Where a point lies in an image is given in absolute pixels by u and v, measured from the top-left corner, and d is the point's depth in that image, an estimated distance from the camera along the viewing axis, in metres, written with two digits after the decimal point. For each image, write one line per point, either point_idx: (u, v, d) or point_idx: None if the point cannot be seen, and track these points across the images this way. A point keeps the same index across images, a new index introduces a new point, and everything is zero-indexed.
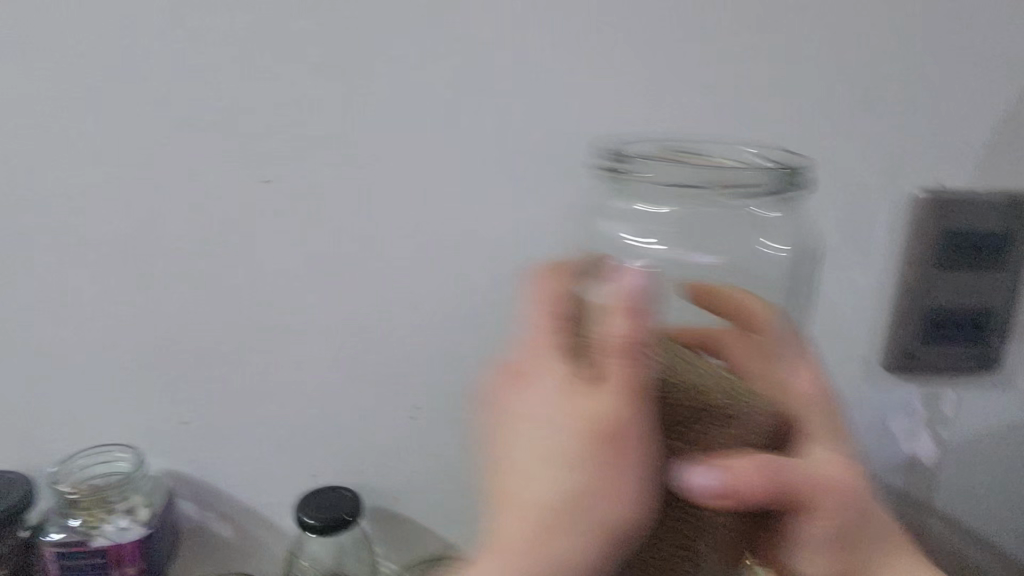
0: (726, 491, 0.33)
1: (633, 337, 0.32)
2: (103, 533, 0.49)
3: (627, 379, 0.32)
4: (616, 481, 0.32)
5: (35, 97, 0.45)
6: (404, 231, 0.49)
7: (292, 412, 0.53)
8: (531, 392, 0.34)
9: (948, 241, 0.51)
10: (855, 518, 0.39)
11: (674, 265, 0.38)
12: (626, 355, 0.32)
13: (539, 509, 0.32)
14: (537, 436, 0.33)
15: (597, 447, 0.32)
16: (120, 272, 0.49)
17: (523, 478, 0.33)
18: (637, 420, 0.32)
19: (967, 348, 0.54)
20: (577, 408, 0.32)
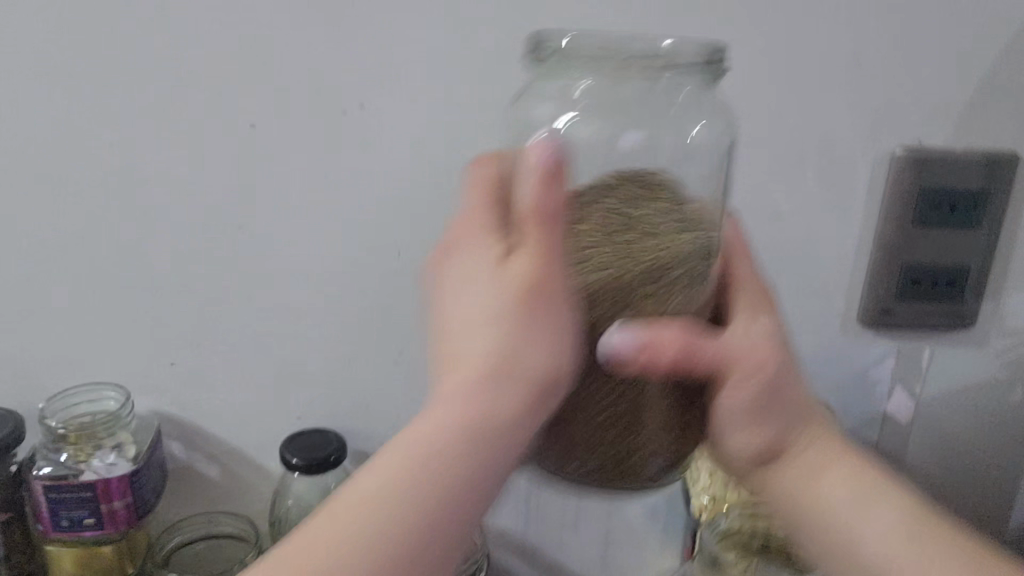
0: (647, 347, 0.33)
1: (546, 208, 0.32)
2: (91, 467, 0.50)
3: (539, 247, 0.32)
4: (534, 335, 0.33)
5: (13, 38, 0.44)
6: (387, 179, 0.50)
7: (276, 357, 0.54)
8: (467, 261, 0.35)
9: (927, 199, 0.51)
10: (774, 391, 0.38)
11: (591, 145, 0.38)
12: (540, 224, 0.32)
13: (471, 362, 0.34)
14: (465, 303, 0.34)
15: (527, 301, 0.33)
16: (103, 216, 0.49)
17: (466, 334, 0.34)
18: (555, 266, 0.33)
19: (942, 305, 0.54)
20: (505, 275, 0.33)
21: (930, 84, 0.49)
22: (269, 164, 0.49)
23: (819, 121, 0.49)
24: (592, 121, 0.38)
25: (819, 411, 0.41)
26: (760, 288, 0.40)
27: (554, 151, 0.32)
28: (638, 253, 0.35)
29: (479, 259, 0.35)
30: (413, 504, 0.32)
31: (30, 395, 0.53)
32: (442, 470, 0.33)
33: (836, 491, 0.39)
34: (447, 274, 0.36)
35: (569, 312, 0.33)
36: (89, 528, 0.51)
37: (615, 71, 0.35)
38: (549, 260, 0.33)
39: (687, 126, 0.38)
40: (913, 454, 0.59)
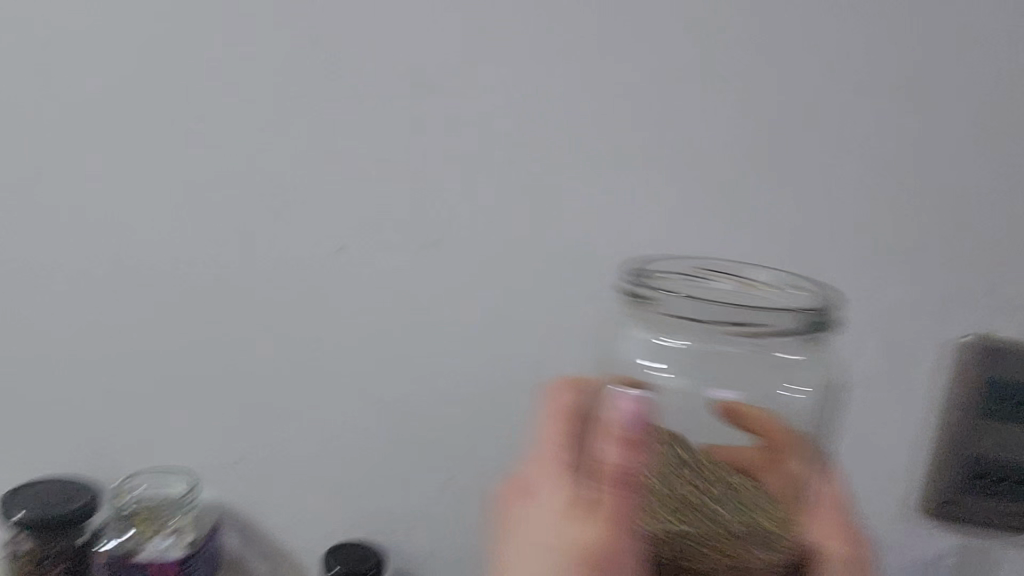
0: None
1: (625, 472, 0.34)
2: (149, 548, 0.54)
3: (611, 512, 0.34)
4: None
5: (155, 160, 0.51)
6: (453, 311, 0.53)
7: (332, 466, 0.57)
8: (543, 502, 0.37)
9: (992, 392, 0.50)
10: None
11: (693, 392, 0.41)
12: (619, 490, 0.34)
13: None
14: (535, 557, 0.36)
15: (586, 570, 0.34)
16: (198, 317, 0.55)
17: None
18: (627, 541, 0.34)
19: (1012, 506, 0.51)
20: (570, 538, 0.35)
21: (999, 275, 0.49)
22: (348, 288, 0.53)
23: (880, 299, 0.50)
24: (682, 375, 0.40)
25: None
26: (834, 532, 0.43)
27: (636, 415, 0.34)
28: (711, 535, 0.37)
29: (558, 466, 0.38)
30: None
31: (112, 470, 0.58)
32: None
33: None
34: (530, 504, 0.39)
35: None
36: None
37: (704, 334, 0.38)
38: (618, 533, 0.34)
39: (779, 385, 0.40)
40: None
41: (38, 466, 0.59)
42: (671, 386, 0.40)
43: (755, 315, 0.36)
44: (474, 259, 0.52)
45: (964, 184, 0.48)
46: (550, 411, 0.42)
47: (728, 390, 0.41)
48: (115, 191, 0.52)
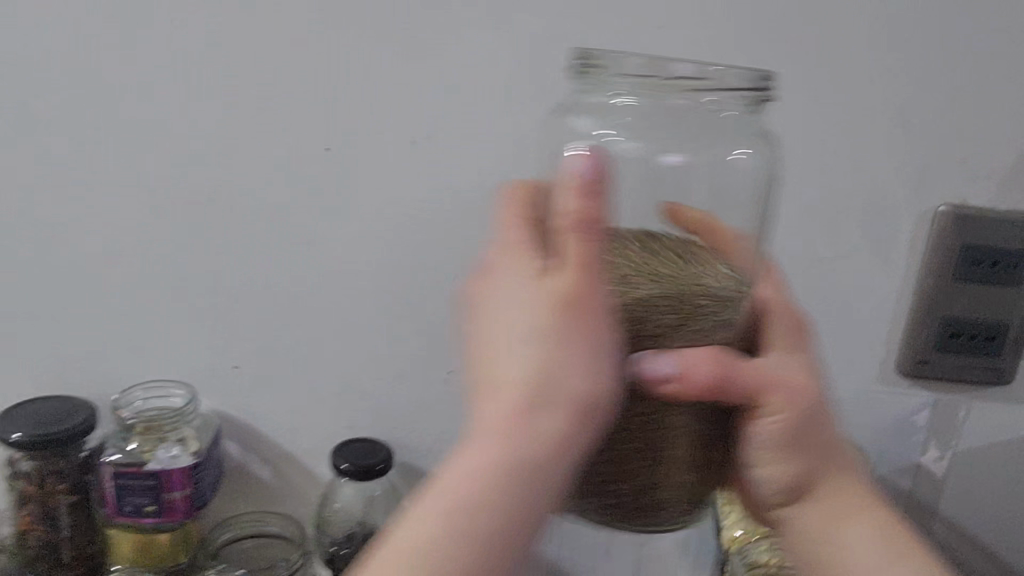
0: (681, 376, 0.34)
1: (587, 216, 0.33)
2: (155, 457, 0.54)
3: (582, 255, 0.33)
4: (584, 356, 0.33)
5: (126, 63, 0.49)
6: (446, 203, 0.52)
7: (332, 370, 0.57)
8: (507, 286, 0.35)
9: (964, 256, 0.53)
10: (806, 414, 0.41)
11: (638, 163, 0.39)
12: (580, 235, 0.33)
13: (514, 388, 0.33)
14: (505, 310, 0.34)
15: (557, 321, 0.33)
16: (186, 227, 0.53)
17: (505, 365, 0.34)
18: (597, 292, 0.33)
19: (980, 360, 0.55)
20: (541, 295, 0.33)
21: (974, 143, 0.51)
22: (340, 187, 0.52)
23: (862, 175, 0.52)
24: (634, 141, 0.38)
25: (840, 450, 0.44)
26: (790, 323, 0.42)
27: (593, 165, 0.34)
28: (667, 314, 0.35)
29: (519, 267, 0.35)
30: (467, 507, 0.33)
31: (108, 387, 0.58)
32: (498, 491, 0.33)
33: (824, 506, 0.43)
34: (485, 305, 0.36)
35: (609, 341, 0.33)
36: (148, 516, 0.54)
37: (660, 91, 0.36)
38: (590, 268, 0.33)
39: (730, 151, 0.38)
40: (948, 501, 0.60)
41: (33, 387, 0.58)
42: (627, 155, 0.38)
43: (717, 71, 0.35)
44: (467, 157, 0.51)
45: (944, 56, 0.49)
46: (509, 204, 0.39)
47: (675, 155, 0.39)
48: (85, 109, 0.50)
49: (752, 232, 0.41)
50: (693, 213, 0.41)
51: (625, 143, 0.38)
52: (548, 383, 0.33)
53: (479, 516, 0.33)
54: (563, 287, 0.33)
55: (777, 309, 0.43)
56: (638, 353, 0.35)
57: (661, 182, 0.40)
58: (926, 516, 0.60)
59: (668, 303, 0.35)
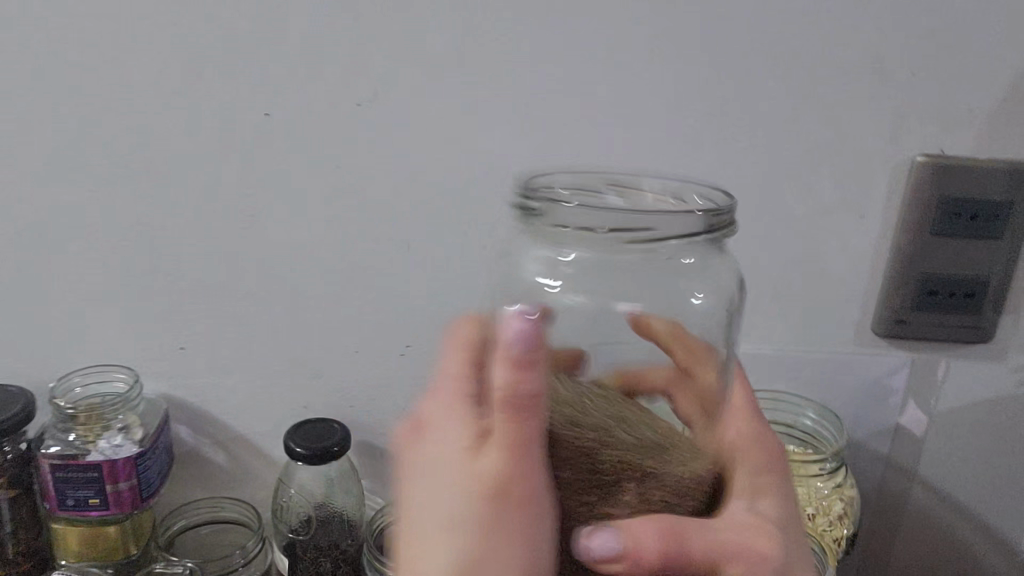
0: (625, 552, 0.30)
1: (523, 394, 0.28)
2: (98, 448, 0.51)
3: (517, 433, 0.28)
4: (501, 529, 0.29)
5: (40, 26, 0.45)
6: (394, 170, 0.49)
7: (284, 349, 0.55)
8: (440, 442, 0.31)
9: (945, 210, 0.50)
10: (776, 569, 0.35)
11: (578, 313, 0.35)
12: (516, 416, 0.28)
13: (418, 569, 0.30)
14: (424, 514, 0.30)
15: (490, 510, 0.29)
16: (116, 202, 0.50)
17: (411, 555, 0.30)
18: (528, 460, 0.29)
19: (959, 317, 0.53)
20: (467, 474, 0.29)
21: (953, 89, 0.48)
22: (280, 155, 0.49)
23: (834, 127, 0.49)
24: (584, 292, 0.35)
25: (790, 520, 0.38)
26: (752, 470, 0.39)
27: (531, 332, 0.29)
28: (638, 465, 0.31)
29: (431, 436, 0.31)
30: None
31: (46, 375, 0.55)
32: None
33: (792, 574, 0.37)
34: (415, 446, 0.32)
35: (543, 531, 0.30)
36: (93, 509, 0.51)
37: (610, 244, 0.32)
38: (520, 451, 0.28)
39: (683, 292, 0.35)
40: (926, 463, 0.58)
41: None
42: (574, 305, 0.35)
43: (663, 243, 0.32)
44: (415, 120, 0.48)
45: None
46: (453, 348, 0.36)
47: (628, 305, 0.35)
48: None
49: (721, 349, 0.37)
50: (658, 323, 0.36)
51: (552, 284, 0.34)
52: (470, 560, 0.29)
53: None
54: (444, 467, 0.30)
55: (754, 482, 0.38)
56: (583, 526, 0.31)
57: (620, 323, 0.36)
58: (904, 477, 0.59)
59: (624, 440, 0.31)
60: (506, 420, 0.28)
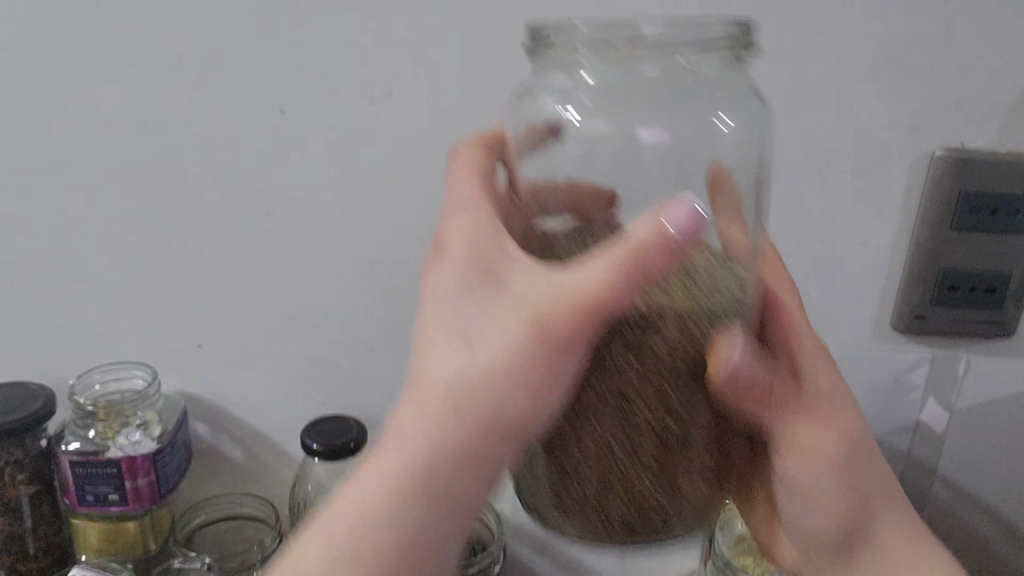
0: (707, 366, 0.30)
1: (664, 246, 0.27)
2: (116, 445, 0.52)
3: (627, 282, 0.27)
4: (549, 370, 0.29)
5: (59, 26, 0.45)
6: (410, 166, 0.49)
7: (301, 345, 0.55)
8: (446, 279, 0.31)
9: (965, 205, 0.50)
10: (807, 426, 0.37)
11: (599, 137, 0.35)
12: (637, 262, 0.27)
13: (449, 382, 0.30)
14: (492, 291, 0.30)
15: (549, 338, 0.28)
16: (134, 200, 0.50)
17: (441, 356, 0.30)
18: (615, 304, 0.28)
19: (981, 314, 0.52)
20: (530, 288, 0.29)
21: (974, 83, 0.47)
22: (296, 152, 0.49)
23: (852, 120, 0.48)
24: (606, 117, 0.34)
25: (868, 446, 0.39)
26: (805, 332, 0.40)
27: (689, 216, 0.27)
28: (709, 311, 0.30)
29: (463, 258, 0.31)
30: (379, 527, 0.29)
31: (66, 372, 0.55)
32: (415, 540, 0.30)
33: (879, 552, 0.39)
34: (440, 258, 0.32)
35: (579, 360, 0.29)
36: (113, 505, 0.52)
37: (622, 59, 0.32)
38: (618, 294, 0.27)
39: (710, 113, 0.34)
40: (947, 460, 0.57)
41: None
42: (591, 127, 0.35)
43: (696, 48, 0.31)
44: (431, 116, 0.48)
45: None
46: (462, 169, 0.35)
47: (652, 132, 0.34)
48: (17, 78, 0.47)
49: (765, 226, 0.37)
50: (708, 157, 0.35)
51: (576, 109, 0.35)
52: (495, 385, 0.29)
53: (392, 522, 0.29)
54: (485, 287, 0.30)
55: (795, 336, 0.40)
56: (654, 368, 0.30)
57: (672, 169, 0.35)
58: (924, 475, 0.58)
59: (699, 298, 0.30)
60: (611, 274, 0.27)
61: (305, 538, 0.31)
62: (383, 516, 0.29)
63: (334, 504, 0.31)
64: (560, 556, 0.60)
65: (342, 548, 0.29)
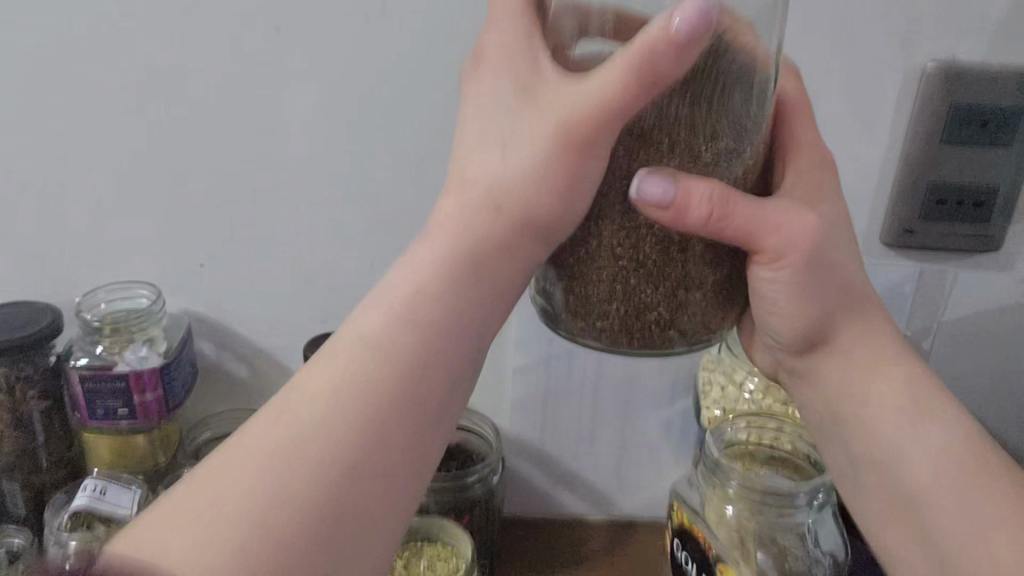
0: (676, 206, 0.30)
1: (653, 60, 0.28)
2: (125, 359, 0.53)
3: (620, 94, 0.29)
4: (560, 170, 0.31)
5: None
6: (403, 86, 0.49)
7: (301, 265, 0.55)
8: (482, 82, 0.33)
9: (957, 118, 0.50)
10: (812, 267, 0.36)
11: None
12: (637, 73, 0.28)
13: (483, 187, 0.32)
14: (506, 93, 0.32)
15: (561, 143, 0.31)
16: (136, 118, 0.51)
17: (465, 155, 0.33)
18: (619, 104, 0.29)
19: (968, 227, 0.53)
20: (551, 97, 0.31)
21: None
22: (292, 70, 0.49)
23: (846, 32, 0.49)
24: None
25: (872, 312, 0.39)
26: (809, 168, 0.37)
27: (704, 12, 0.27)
28: (708, 124, 0.31)
29: (497, 75, 0.32)
30: (389, 360, 0.31)
31: (73, 290, 0.57)
32: (420, 369, 0.31)
33: (846, 364, 0.39)
34: (476, 70, 0.33)
35: (596, 164, 0.31)
36: (123, 418, 0.53)
37: None
38: (618, 98, 0.29)
39: None
40: (933, 372, 0.59)
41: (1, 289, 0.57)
42: None
43: None
44: (424, 34, 0.48)
45: None
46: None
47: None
48: None
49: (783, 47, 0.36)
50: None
51: None
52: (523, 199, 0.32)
53: (383, 389, 0.30)
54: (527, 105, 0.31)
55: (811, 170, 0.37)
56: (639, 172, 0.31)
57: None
58: None
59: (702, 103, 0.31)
60: (622, 87, 0.28)
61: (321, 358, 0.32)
62: (394, 344, 0.31)
63: (342, 348, 0.32)
64: (556, 468, 0.62)
65: (350, 383, 0.31)
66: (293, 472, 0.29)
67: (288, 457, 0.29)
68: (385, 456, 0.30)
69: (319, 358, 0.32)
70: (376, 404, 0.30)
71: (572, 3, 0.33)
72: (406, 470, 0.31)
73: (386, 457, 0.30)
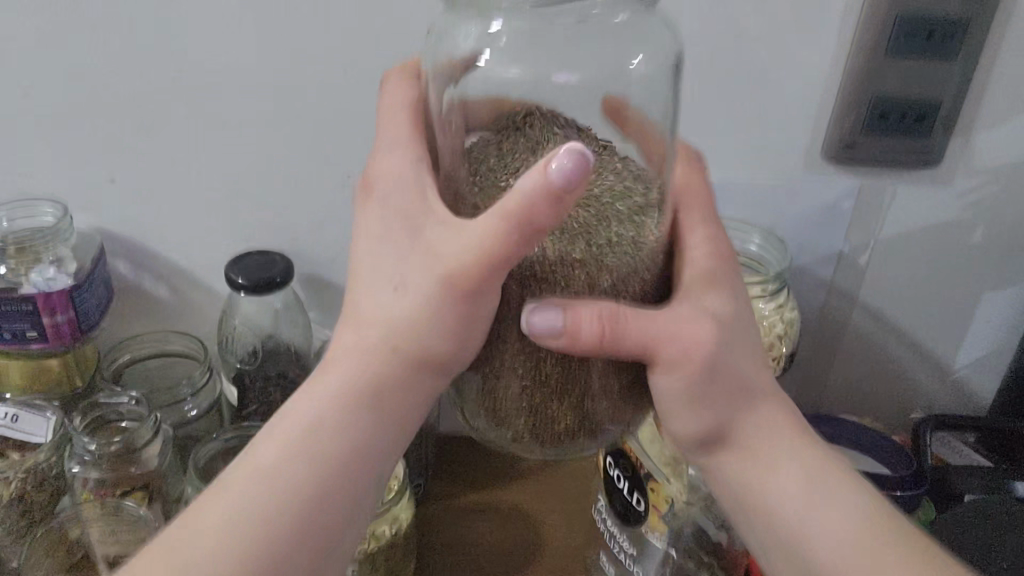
0: (567, 334, 0.30)
1: (534, 222, 0.28)
2: (30, 281, 0.50)
3: (499, 248, 0.28)
4: (449, 326, 0.31)
5: None
6: None
7: (219, 178, 0.52)
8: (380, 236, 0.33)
9: (905, 28, 0.48)
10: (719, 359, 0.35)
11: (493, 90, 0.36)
12: (517, 228, 0.28)
13: (381, 320, 0.33)
14: (394, 301, 0.32)
15: (450, 294, 0.30)
16: (29, 14, 0.46)
17: (371, 291, 0.33)
18: (506, 259, 0.29)
19: (911, 140, 0.52)
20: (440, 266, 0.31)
21: None
22: None
23: None
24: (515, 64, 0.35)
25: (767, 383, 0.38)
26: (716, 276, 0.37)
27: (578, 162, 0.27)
28: (597, 256, 0.32)
29: (384, 245, 0.33)
30: (314, 459, 0.32)
31: None
32: (338, 476, 0.32)
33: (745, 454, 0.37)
34: (368, 203, 0.34)
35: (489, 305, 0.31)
36: (33, 342, 0.51)
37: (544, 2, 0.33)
38: (502, 250, 0.28)
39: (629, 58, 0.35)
40: (867, 289, 0.59)
41: None
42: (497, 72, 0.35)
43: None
44: None
45: None
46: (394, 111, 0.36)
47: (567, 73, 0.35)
48: None
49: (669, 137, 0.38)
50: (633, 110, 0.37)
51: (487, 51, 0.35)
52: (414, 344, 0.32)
53: (309, 476, 0.32)
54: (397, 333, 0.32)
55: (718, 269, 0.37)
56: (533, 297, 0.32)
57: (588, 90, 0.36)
58: (847, 304, 0.60)
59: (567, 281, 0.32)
60: (503, 234, 0.28)
61: (241, 463, 0.33)
62: (309, 451, 0.32)
63: (265, 444, 0.33)
64: None
65: (268, 486, 0.32)
66: (231, 553, 0.31)
67: (215, 552, 0.31)
68: (301, 560, 0.32)
69: (254, 448, 0.33)
70: (292, 510, 0.32)
71: (451, 121, 0.37)
72: (324, 569, 0.32)
73: (301, 550, 0.32)
